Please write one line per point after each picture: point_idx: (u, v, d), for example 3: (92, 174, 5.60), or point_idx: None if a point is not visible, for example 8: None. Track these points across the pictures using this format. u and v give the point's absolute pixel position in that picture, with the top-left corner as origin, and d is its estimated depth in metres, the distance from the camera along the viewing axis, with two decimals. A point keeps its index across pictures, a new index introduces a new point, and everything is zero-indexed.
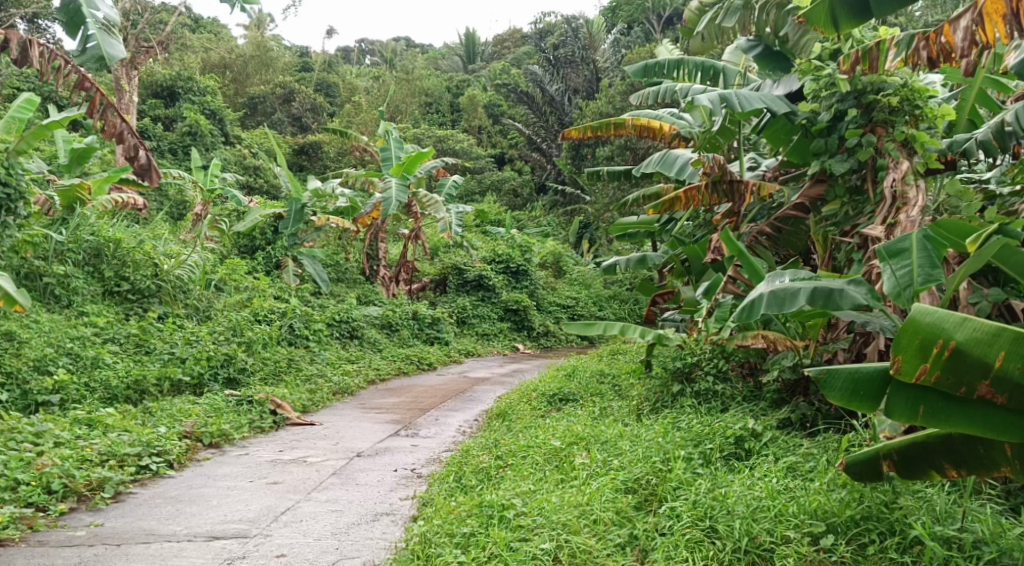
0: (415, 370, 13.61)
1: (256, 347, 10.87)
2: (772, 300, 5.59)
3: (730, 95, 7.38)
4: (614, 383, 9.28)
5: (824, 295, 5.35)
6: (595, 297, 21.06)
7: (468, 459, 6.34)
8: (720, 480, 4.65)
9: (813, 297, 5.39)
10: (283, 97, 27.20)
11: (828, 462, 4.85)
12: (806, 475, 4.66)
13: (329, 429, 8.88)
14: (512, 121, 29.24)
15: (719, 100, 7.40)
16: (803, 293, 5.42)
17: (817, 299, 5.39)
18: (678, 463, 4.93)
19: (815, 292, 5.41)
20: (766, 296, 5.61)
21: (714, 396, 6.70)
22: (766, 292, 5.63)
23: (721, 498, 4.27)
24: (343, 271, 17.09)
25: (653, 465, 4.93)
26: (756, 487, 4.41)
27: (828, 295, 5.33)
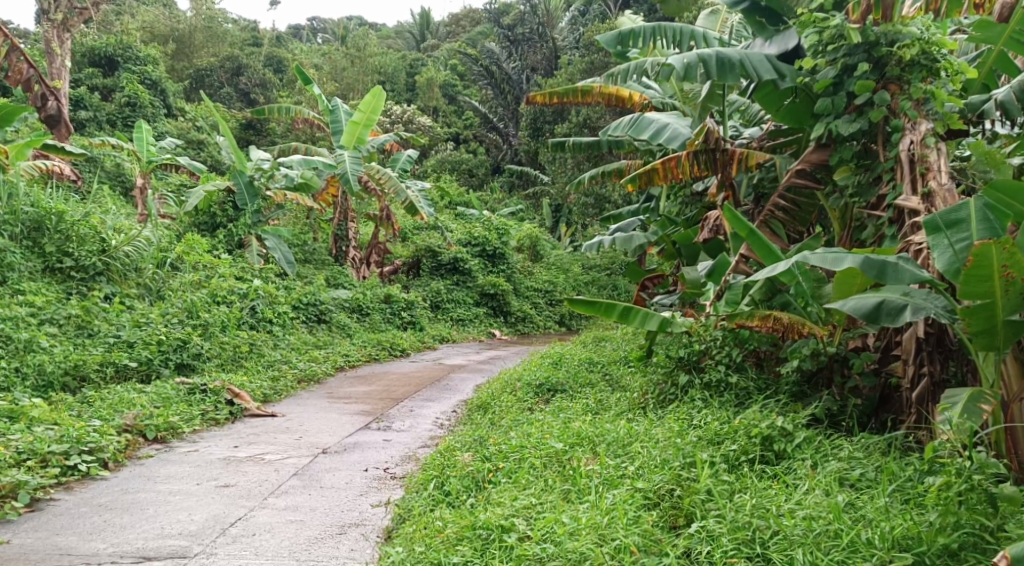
0: (387, 357, 12.77)
1: (214, 330, 9.92)
2: (814, 270, 4.88)
3: (705, 59, 6.62)
4: (607, 373, 8.50)
5: (878, 265, 4.73)
6: (574, 282, 20.39)
7: (450, 460, 5.52)
8: (758, 493, 3.89)
9: (864, 264, 4.75)
10: (231, 71, 26.14)
11: (882, 471, 4.12)
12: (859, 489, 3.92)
13: (292, 421, 8.02)
14: (469, 100, 28.59)
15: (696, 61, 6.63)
16: (854, 261, 4.77)
17: (869, 269, 4.74)
18: (703, 470, 4.16)
19: (866, 261, 4.76)
20: (807, 267, 4.89)
21: (728, 388, 5.93)
22: (807, 261, 4.91)
23: (768, 516, 3.51)
24: (310, 252, 16.12)
25: (673, 473, 4.15)
26: (807, 502, 3.66)
27: (882, 265, 4.72)
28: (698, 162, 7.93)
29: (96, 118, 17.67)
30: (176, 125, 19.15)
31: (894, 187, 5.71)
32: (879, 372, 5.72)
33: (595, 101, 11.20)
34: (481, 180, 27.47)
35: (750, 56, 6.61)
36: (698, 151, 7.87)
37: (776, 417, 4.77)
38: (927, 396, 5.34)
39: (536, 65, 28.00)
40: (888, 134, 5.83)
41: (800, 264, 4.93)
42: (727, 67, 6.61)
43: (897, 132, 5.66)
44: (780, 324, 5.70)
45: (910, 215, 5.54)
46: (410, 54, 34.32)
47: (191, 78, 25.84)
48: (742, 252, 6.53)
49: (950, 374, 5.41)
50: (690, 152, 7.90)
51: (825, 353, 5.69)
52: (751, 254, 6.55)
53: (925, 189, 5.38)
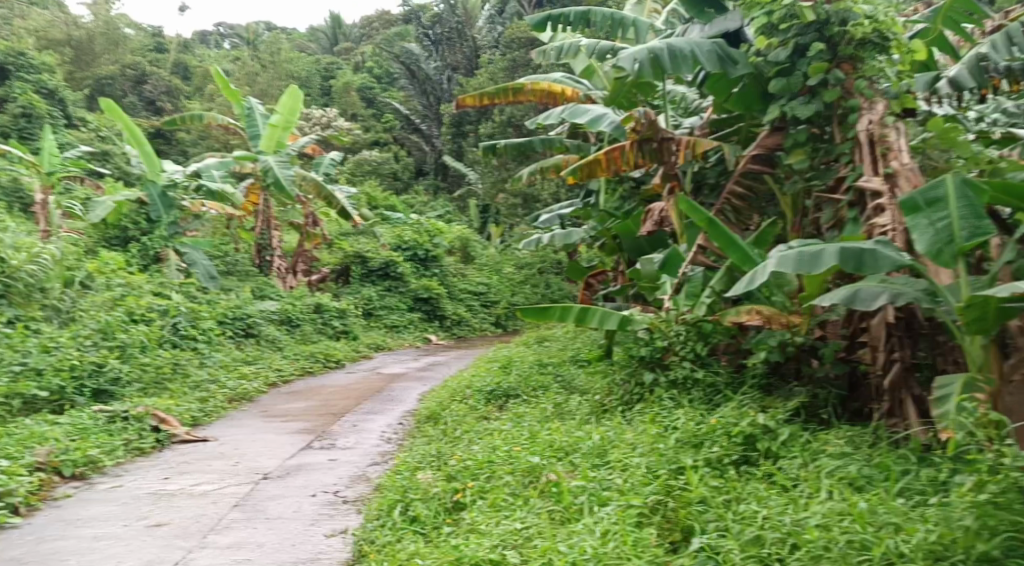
0: (322, 369, 12.17)
1: (132, 351, 9.20)
2: (788, 268, 4.62)
3: (657, 55, 6.09)
4: (560, 376, 8.17)
5: (855, 254, 4.49)
6: (508, 282, 20.10)
7: (408, 481, 5.07)
8: (756, 500, 3.60)
9: (840, 257, 4.51)
10: (135, 78, 24.82)
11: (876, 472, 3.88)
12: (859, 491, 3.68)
13: (226, 446, 7.42)
14: (389, 101, 27.96)
15: (647, 58, 6.10)
16: (830, 251, 4.53)
17: (846, 259, 4.50)
18: (692, 477, 3.86)
19: (843, 251, 4.53)
20: (782, 262, 4.64)
21: (696, 385, 5.64)
22: (781, 255, 4.66)
23: (775, 527, 3.24)
24: (232, 263, 15.29)
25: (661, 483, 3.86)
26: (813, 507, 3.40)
27: (860, 254, 4.49)
28: (642, 153, 7.64)
29: None
30: (79, 135, 18.00)
31: (854, 168, 5.43)
32: (846, 361, 5.50)
33: (527, 100, 10.92)
34: (406, 183, 26.88)
35: (700, 44, 6.12)
36: (642, 141, 7.60)
37: (759, 413, 4.53)
38: (901, 383, 5.11)
39: (456, 65, 27.54)
40: (844, 115, 5.58)
41: (774, 264, 4.66)
42: (680, 60, 6.10)
43: (854, 113, 5.40)
44: (761, 315, 5.56)
45: (872, 197, 5.30)
46: (325, 57, 33.45)
47: (91, 87, 24.47)
48: (700, 243, 6.26)
49: (921, 359, 5.23)
50: (633, 142, 7.62)
51: (793, 344, 5.47)
52: (709, 244, 6.28)
53: (887, 170, 5.15)
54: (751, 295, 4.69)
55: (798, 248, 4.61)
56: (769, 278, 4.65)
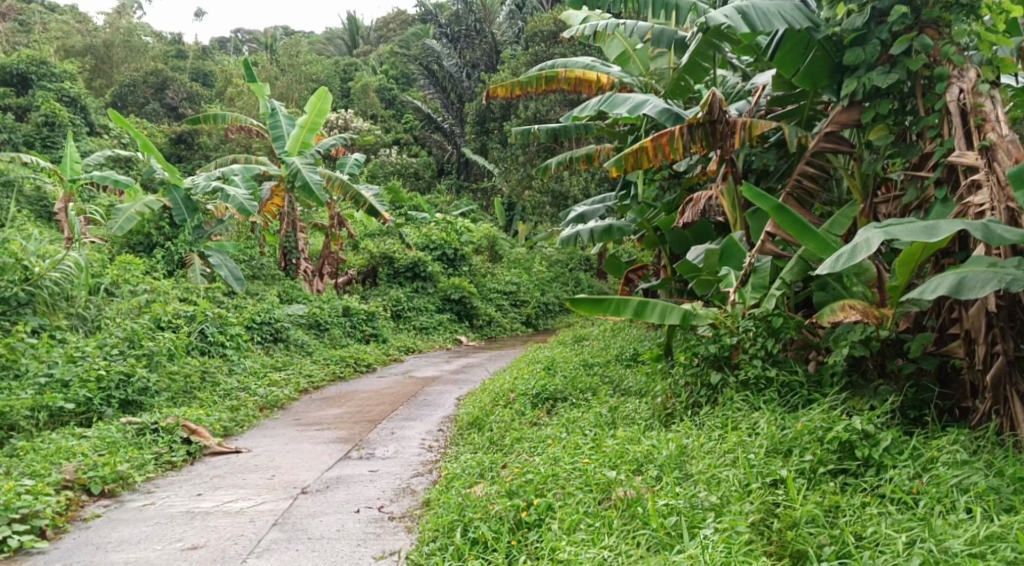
0: (353, 374, 11.80)
1: (160, 359, 8.88)
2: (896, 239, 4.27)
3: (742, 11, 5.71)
4: (608, 378, 7.73)
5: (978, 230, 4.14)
6: (536, 281, 19.65)
7: (461, 496, 4.66)
8: (878, 522, 3.21)
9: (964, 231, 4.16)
10: (155, 85, 24.60)
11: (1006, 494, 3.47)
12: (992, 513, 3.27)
13: (260, 457, 7.07)
14: (410, 101, 27.60)
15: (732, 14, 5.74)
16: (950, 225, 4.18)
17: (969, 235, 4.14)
18: (795, 492, 3.44)
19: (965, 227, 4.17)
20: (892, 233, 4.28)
21: (769, 385, 5.19)
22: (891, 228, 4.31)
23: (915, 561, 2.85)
24: (258, 267, 14.93)
25: (758, 499, 3.43)
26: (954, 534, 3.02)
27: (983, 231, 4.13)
28: (693, 138, 7.14)
29: (11, 140, 16.25)
30: (101, 143, 17.77)
31: (943, 142, 4.99)
32: (937, 354, 5.07)
33: (561, 88, 10.60)
34: (427, 182, 26.51)
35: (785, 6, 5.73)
36: (694, 125, 7.08)
37: (854, 417, 4.03)
38: (1005, 376, 4.71)
39: (476, 62, 27.02)
40: (928, 85, 5.12)
41: (873, 236, 4.38)
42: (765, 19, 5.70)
43: (942, 81, 4.93)
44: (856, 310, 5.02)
45: (966, 173, 4.89)
46: (344, 60, 33.15)
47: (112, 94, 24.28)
48: (769, 230, 5.87)
49: None
50: (686, 126, 7.10)
51: (877, 339, 5.00)
52: (778, 232, 5.90)
53: (984, 143, 4.76)
54: (846, 265, 4.39)
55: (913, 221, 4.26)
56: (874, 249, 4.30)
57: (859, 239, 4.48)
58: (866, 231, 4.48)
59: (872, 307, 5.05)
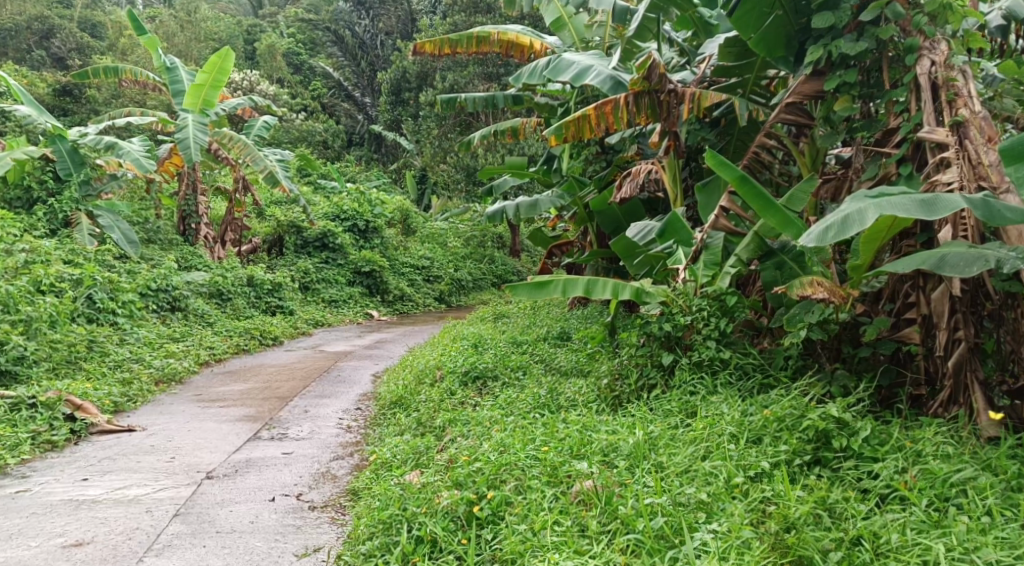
0: (257, 347, 11.01)
1: (40, 327, 7.95)
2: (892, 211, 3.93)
3: None
4: (540, 357, 7.33)
5: (981, 204, 3.91)
6: (450, 257, 19.09)
7: (394, 485, 4.15)
8: (886, 529, 2.92)
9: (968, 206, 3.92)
10: (40, 33, 22.67)
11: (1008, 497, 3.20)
12: (999, 520, 3.03)
13: (156, 437, 6.35)
14: (319, 66, 26.43)
15: None
16: (953, 198, 3.92)
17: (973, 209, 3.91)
18: (790, 490, 3.12)
19: (969, 202, 3.93)
20: (890, 205, 3.95)
21: (723, 368, 4.87)
22: (889, 200, 3.97)
23: None
24: (153, 231, 13.79)
25: (747, 499, 3.09)
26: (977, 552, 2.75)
27: (986, 204, 3.91)
28: (638, 107, 6.75)
29: None
30: None
31: (910, 118, 4.68)
32: (892, 339, 4.72)
33: (493, 52, 10.15)
34: (336, 152, 25.44)
35: None
36: (640, 93, 6.69)
37: (831, 404, 3.70)
38: (965, 363, 4.44)
39: (390, 30, 26.27)
40: (896, 57, 4.81)
41: (869, 208, 4.00)
42: None
43: (912, 53, 4.62)
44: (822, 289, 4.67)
45: (933, 149, 4.58)
46: (249, 20, 31.50)
47: None
48: (723, 203, 5.45)
49: (984, 338, 4.59)
50: (629, 94, 6.69)
51: (836, 322, 4.73)
52: (733, 206, 5.49)
53: (956, 118, 4.41)
54: (839, 238, 4.02)
55: (914, 192, 3.96)
56: (868, 220, 3.95)
57: (848, 209, 4.10)
58: (855, 202, 4.13)
59: (836, 288, 4.69)
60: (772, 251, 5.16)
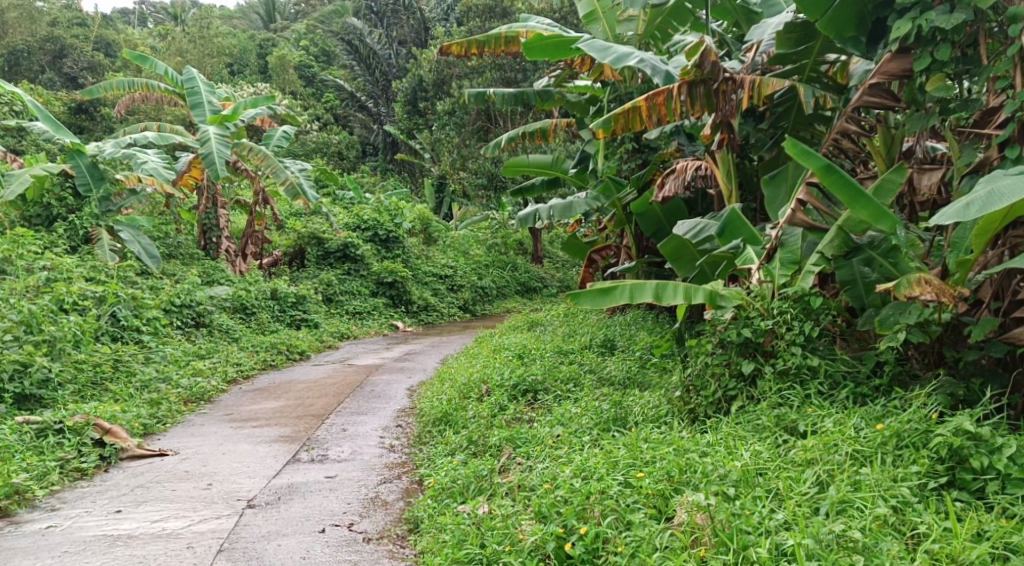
0: (285, 362, 10.64)
1: (63, 347, 7.61)
2: None
3: None
4: (591, 367, 6.92)
5: None
6: (473, 265, 18.69)
7: (464, 517, 3.73)
8: None
9: None
10: (53, 52, 22.53)
11: None
12: None
13: (191, 462, 5.98)
14: (333, 77, 26.15)
15: None
16: None
17: None
18: (952, 529, 2.71)
19: None
20: None
21: (812, 377, 4.45)
22: None
23: None
24: (174, 246, 13.49)
25: (901, 536, 2.74)
26: None
27: None
28: (691, 98, 6.35)
29: None
30: None
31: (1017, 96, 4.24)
32: (1002, 341, 4.27)
33: (522, 50, 9.79)
34: (351, 162, 25.08)
35: None
36: (693, 83, 6.30)
37: (963, 417, 3.29)
38: None
39: (403, 39, 25.69)
40: (993, 31, 4.41)
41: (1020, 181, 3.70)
42: None
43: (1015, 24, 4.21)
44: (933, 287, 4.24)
45: None
46: (259, 34, 31.28)
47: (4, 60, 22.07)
48: (800, 197, 4.98)
49: None
50: (682, 84, 6.30)
51: (938, 323, 4.34)
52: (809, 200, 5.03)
53: None
54: (984, 212, 3.72)
55: None
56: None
57: (992, 186, 3.79)
58: (998, 180, 3.83)
59: (947, 287, 4.25)
60: (860, 246, 4.75)
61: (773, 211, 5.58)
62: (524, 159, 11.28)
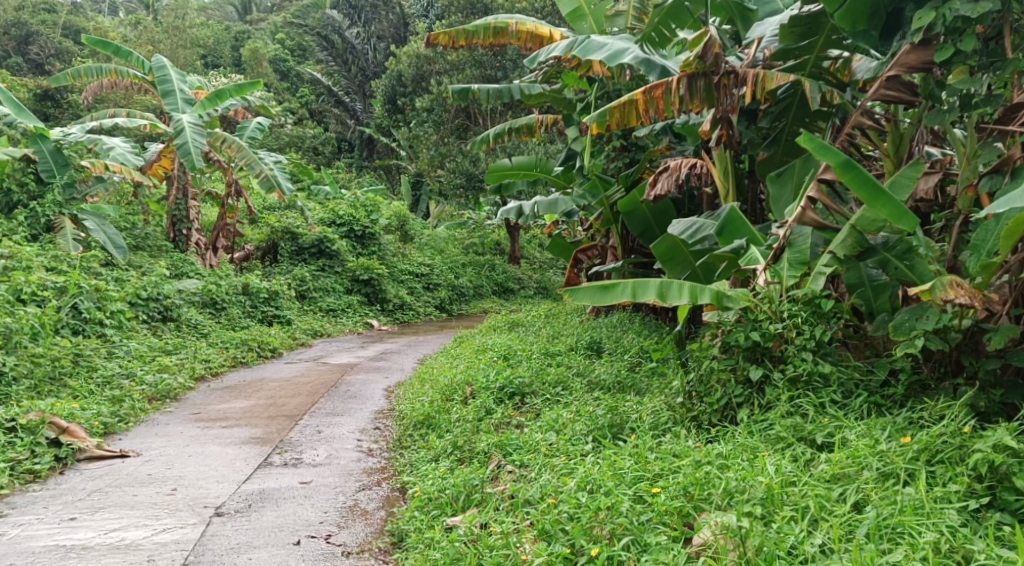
0: (256, 359, 10.22)
1: (20, 340, 7.17)
2: None
3: None
4: (580, 369, 6.63)
5: None
6: (450, 263, 18.33)
7: (455, 533, 3.41)
8: None
9: None
10: (19, 38, 21.82)
11: None
12: None
13: (155, 465, 5.58)
14: (308, 70, 25.63)
15: None
16: None
17: None
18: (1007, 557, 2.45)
19: None
20: None
21: (825, 385, 4.19)
22: None
23: None
24: (141, 237, 12.99)
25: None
26: None
27: None
28: (691, 92, 6.07)
29: None
30: None
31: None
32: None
33: (510, 43, 9.50)
34: (326, 158, 24.56)
35: None
36: (694, 76, 6.03)
37: (1003, 431, 3.04)
38: None
39: (382, 34, 25.05)
40: (1019, 22, 4.18)
41: None
42: None
43: None
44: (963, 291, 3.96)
45: None
46: (233, 26, 30.63)
47: None
48: (811, 194, 4.71)
49: None
50: (682, 77, 6.04)
51: (958, 330, 4.10)
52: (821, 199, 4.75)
53: None
54: None
55: None
56: None
57: None
58: None
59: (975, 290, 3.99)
60: (873, 248, 4.49)
61: (779, 210, 5.38)
62: (506, 164, 10.94)
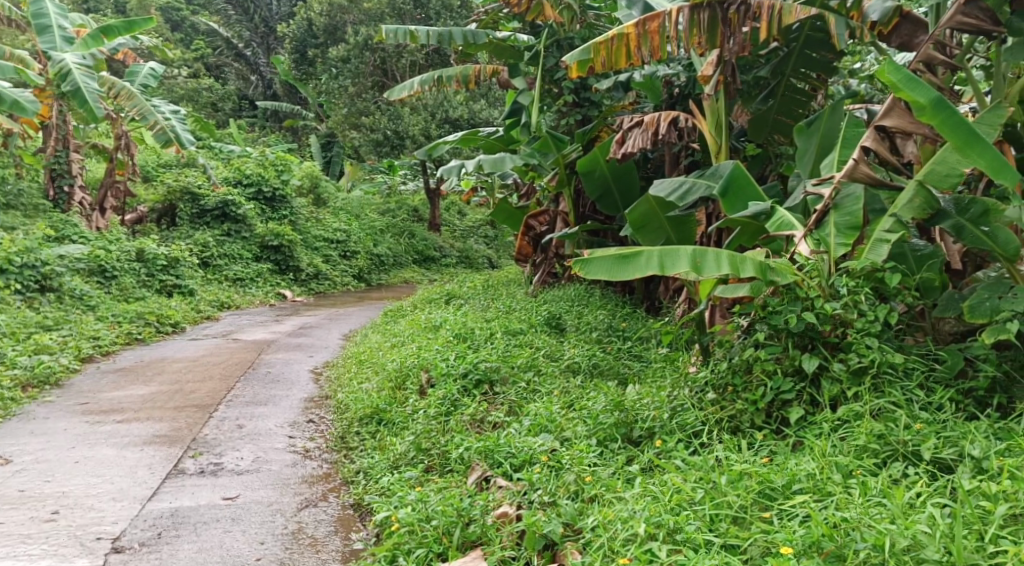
0: (154, 335, 8.85)
1: None
2: None
3: None
4: (552, 349, 5.71)
5: None
6: (367, 230, 17.04)
7: None
8: None
9: None
10: None
11: None
12: None
13: (31, 477, 4.38)
14: (206, 20, 23.49)
15: None
16: None
17: None
18: None
19: None
20: None
21: (896, 376, 3.41)
22: None
23: None
24: (13, 194, 11.26)
25: None
26: None
27: None
28: (692, 25, 5.18)
29: None
30: None
31: None
32: None
33: None
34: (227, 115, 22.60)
35: None
36: (699, 6, 5.14)
37: None
38: None
39: None
40: None
41: None
42: None
43: None
44: None
45: None
46: None
47: None
48: (866, 143, 3.86)
49: None
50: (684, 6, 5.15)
51: None
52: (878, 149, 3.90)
53: None
54: None
55: None
56: None
57: None
58: None
59: None
60: (944, 210, 3.76)
61: (804, 167, 4.64)
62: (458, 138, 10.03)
